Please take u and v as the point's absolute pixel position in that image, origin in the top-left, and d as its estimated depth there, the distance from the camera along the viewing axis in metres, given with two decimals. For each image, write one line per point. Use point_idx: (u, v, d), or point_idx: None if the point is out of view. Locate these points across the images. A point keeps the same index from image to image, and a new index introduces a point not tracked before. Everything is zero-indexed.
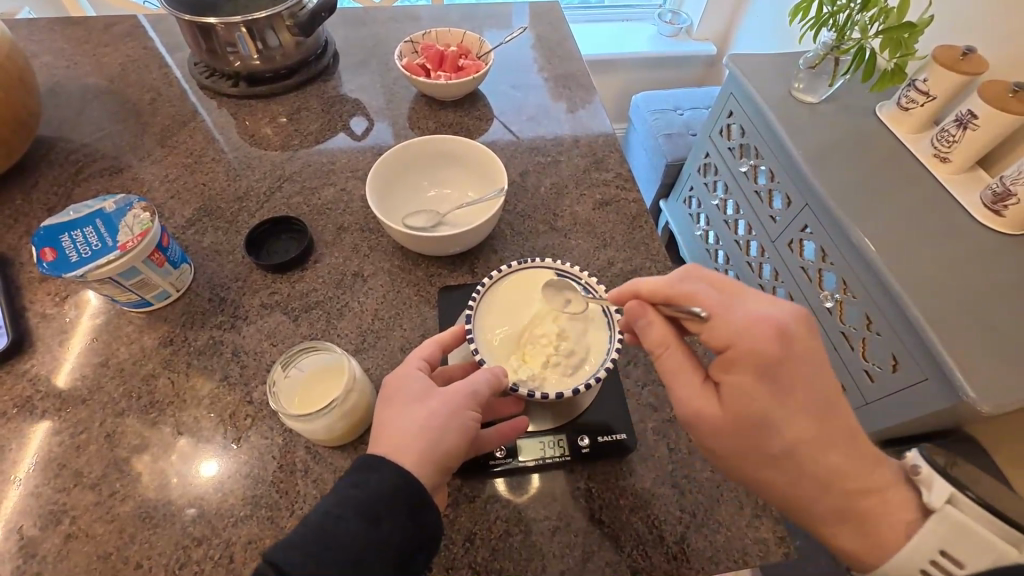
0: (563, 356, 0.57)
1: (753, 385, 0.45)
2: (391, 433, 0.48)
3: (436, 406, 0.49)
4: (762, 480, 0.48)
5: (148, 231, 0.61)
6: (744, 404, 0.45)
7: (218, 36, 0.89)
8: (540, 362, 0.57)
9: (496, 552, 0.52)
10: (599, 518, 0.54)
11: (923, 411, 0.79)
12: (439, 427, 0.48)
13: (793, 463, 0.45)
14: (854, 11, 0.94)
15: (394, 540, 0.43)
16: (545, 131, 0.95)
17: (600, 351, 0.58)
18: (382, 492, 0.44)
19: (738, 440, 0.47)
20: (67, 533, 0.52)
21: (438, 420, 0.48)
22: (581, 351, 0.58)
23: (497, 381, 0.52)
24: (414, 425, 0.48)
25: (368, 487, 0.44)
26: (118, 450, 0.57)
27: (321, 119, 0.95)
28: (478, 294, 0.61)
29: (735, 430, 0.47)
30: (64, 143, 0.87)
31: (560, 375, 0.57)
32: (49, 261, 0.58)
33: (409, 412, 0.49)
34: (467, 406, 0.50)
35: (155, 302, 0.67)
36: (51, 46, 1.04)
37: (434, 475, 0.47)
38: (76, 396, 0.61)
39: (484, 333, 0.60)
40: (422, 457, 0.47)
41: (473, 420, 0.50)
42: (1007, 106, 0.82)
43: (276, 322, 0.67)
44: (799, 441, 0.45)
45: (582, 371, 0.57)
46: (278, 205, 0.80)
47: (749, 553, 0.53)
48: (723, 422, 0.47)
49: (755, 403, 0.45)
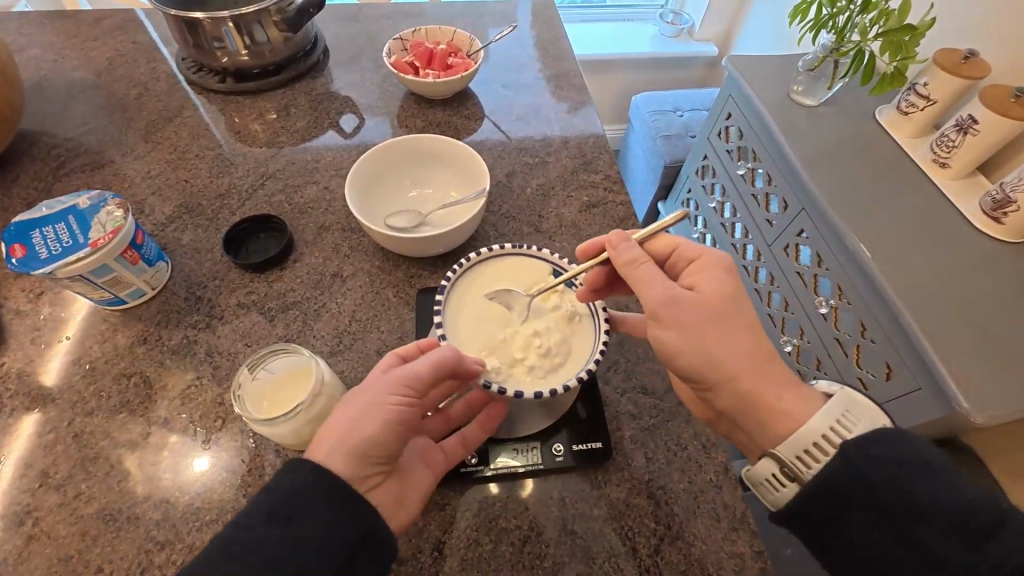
0: (538, 355, 0.55)
1: (722, 279, 0.53)
2: (318, 438, 0.48)
3: (353, 405, 0.49)
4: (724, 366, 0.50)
5: (121, 228, 0.60)
6: (723, 296, 0.51)
7: (203, 31, 0.88)
8: (513, 356, 0.55)
9: (464, 561, 0.51)
10: (572, 528, 0.53)
11: (916, 421, 0.77)
12: (357, 422, 0.47)
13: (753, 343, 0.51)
14: (854, 13, 0.93)
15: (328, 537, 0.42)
16: (535, 132, 0.94)
17: (582, 358, 0.56)
18: (307, 481, 0.44)
19: (716, 316, 0.50)
20: (30, 534, 0.51)
21: (356, 416, 0.48)
22: (562, 356, 0.56)
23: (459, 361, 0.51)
24: (345, 420, 0.48)
25: (300, 478, 0.44)
26: (86, 451, 0.56)
27: (309, 116, 0.94)
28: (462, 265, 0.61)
29: (713, 308, 0.51)
30: (48, 137, 0.87)
31: (530, 377, 0.55)
32: (19, 257, 0.57)
33: (336, 415, 0.49)
34: (385, 397, 0.49)
35: (129, 300, 0.66)
36: (40, 39, 1.04)
37: (355, 465, 0.46)
38: (46, 394, 0.60)
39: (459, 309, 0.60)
40: (352, 450, 0.46)
41: (397, 413, 0.49)
42: (1008, 111, 0.80)
43: (252, 322, 0.66)
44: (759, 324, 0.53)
45: (557, 377, 0.55)
46: (260, 203, 0.79)
47: (724, 567, 0.51)
48: (696, 302, 0.51)
49: (726, 287, 0.52)
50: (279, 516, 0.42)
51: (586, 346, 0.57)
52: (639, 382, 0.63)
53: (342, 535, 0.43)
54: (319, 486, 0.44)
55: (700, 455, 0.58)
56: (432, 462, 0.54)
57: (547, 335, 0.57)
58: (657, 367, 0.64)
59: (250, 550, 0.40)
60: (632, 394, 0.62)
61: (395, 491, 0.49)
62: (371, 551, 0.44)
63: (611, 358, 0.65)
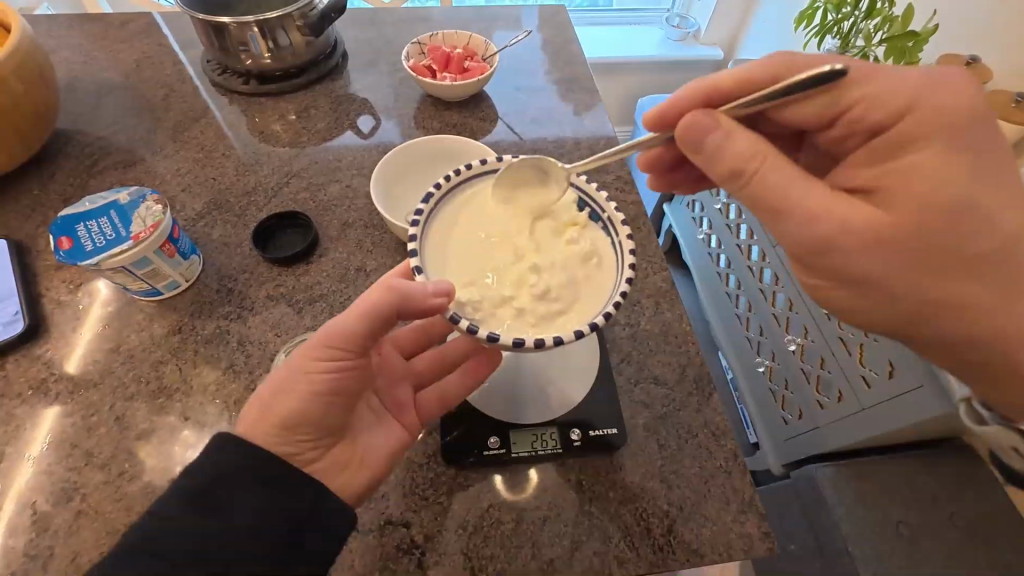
0: (530, 296, 0.51)
1: (907, 197, 0.44)
2: (258, 406, 0.51)
3: (280, 371, 0.52)
4: (918, 305, 0.46)
5: (160, 223, 0.63)
6: (913, 226, 0.44)
7: (230, 35, 0.91)
8: (504, 294, 0.51)
9: (488, 538, 0.54)
10: (589, 508, 0.56)
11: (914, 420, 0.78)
12: (285, 389, 0.51)
13: (973, 275, 0.45)
14: (860, 19, 0.98)
15: (249, 519, 0.45)
16: (547, 133, 0.97)
17: (589, 307, 0.52)
18: (234, 460, 0.47)
19: (917, 251, 0.44)
20: (78, 510, 0.54)
21: (285, 383, 0.51)
22: (563, 302, 0.52)
23: (409, 299, 0.48)
24: (275, 388, 0.51)
25: (228, 460, 0.47)
26: (127, 433, 0.59)
27: (330, 117, 0.97)
28: (461, 171, 0.58)
29: (906, 236, 0.44)
30: (81, 136, 0.90)
31: (521, 320, 0.51)
32: (66, 249, 0.61)
33: (269, 382, 0.52)
34: (306, 367, 0.51)
35: (165, 291, 0.69)
36: (70, 41, 1.07)
37: (284, 436, 0.50)
38: (87, 379, 0.63)
39: (453, 221, 0.58)
40: (275, 429, 0.50)
41: (321, 381, 0.51)
42: (1010, 116, 0.83)
43: (281, 313, 0.69)
44: (1000, 234, 0.44)
45: (551, 324, 0.51)
46: (285, 200, 0.82)
47: (734, 547, 0.54)
48: (877, 231, 0.44)
49: (913, 211, 0.44)
50: (208, 501, 0.45)
51: (592, 296, 0.53)
52: (652, 373, 0.65)
53: (272, 518, 0.47)
54: (247, 467, 0.47)
55: (711, 443, 0.60)
56: (404, 418, 0.59)
57: (545, 273, 0.53)
58: (668, 359, 0.67)
59: (197, 536, 0.44)
60: (645, 384, 0.65)
61: (345, 455, 0.54)
62: (318, 528, 0.48)
63: (624, 350, 0.67)
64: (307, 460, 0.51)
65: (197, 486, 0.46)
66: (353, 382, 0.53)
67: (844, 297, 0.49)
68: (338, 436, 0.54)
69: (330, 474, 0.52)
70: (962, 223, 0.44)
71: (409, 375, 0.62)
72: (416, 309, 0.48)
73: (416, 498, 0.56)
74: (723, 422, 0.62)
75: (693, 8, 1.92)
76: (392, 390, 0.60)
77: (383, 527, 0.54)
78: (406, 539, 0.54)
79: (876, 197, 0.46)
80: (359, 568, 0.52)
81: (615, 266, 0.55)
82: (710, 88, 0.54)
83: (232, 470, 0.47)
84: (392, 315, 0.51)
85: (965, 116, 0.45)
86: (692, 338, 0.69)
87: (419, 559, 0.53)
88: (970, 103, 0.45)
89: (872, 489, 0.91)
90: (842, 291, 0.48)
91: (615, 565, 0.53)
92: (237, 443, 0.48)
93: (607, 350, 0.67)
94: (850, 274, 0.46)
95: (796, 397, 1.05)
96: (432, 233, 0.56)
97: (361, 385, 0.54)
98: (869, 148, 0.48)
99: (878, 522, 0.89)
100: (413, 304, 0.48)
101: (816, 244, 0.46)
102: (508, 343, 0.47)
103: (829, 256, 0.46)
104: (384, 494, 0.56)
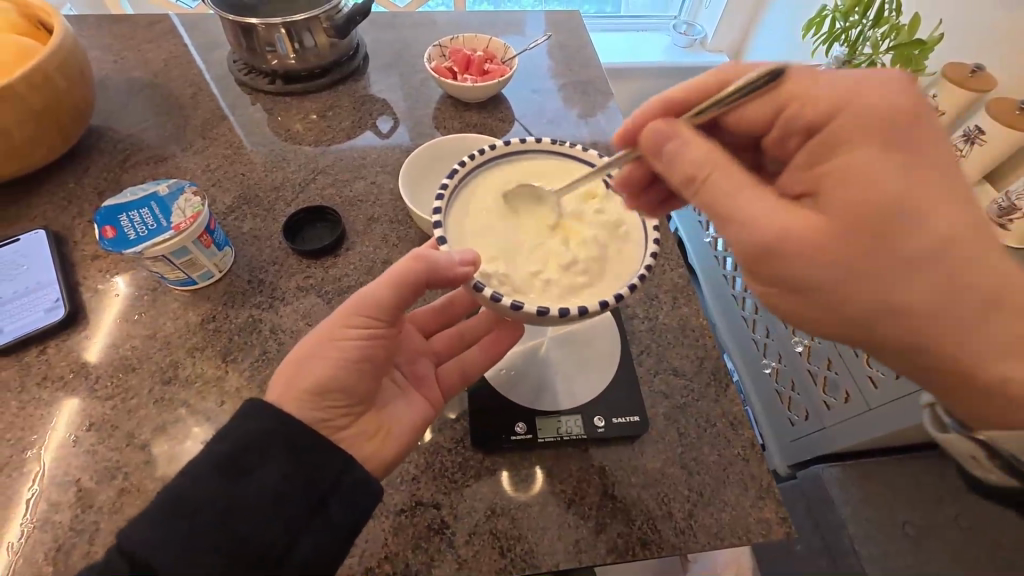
0: (557, 271, 0.54)
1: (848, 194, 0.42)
2: (283, 376, 0.54)
3: (309, 340, 0.55)
4: (867, 311, 0.42)
5: (199, 214, 0.66)
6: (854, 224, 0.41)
7: (258, 36, 0.94)
8: (530, 272, 0.54)
9: (515, 521, 0.56)
10: (612, 493, 0.58)
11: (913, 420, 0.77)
12: (310, 357, 0.54)
13: (922, 271, 0.40)
14: (867, 28, 1.02)
15: (271, 481, 0.47)
16: (565, 135, 1.00)
17: (613, 283, 0.54)
18: (267, 426, 0.49)
19: (856, 256, 0.41)
20: (121, 488, 0.56)
21: (310, 352, 0.54)
22: (590, 276, 0.54)
23: (436, 269, 0.50)
24: (301, 359, 0.54)
25: (259, 424, 0.49)
26: (166, 415, 0.62)
27: (352, 117, 1.00)
28: (483, 153, 0.61)
29: (842, 238, 0.41)
30: (112, 132, 0.93)
31: (548, 292, 0.53)
32: (110, 238, 0.64)
33: (297, 351, 0.55)
34: (333, 337, 0.54)
35: (199, 281, 0.71)
36: (99, 41, 1.10)
37: (307, 404, 0.52)
38: (126, 364, 0.65)
39: (474, 201, 0.60)
40: (306, 395, 0.52)
41: (347, 351, 0.54)
42: (1015, 122, 0.86)
43: (311, 304, 0.72)
44: (942, 233, 0.40)
45: (578, 296, 0.53)
46: (312, 196, 0.85)
47: (752, 531, 0.56)
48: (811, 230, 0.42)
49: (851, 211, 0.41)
50: (231, 469, 0.47)
51: (618, 271, 0.55)
52: (670, 366, 0.67)
53: (296, 481, 0.48)
54: (278, 433, 0.49)
55: (729, 432, 0.63)
56: (425, 391, 0.62)
57: (571, 251, 0.55)
58: (686, 352, 0.69)
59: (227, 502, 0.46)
60: (665, 375, 0.67)
61: (369, 427, 0.56)
62: (339, 497, 0.50)
63: (644, 343, 0.70)
64: (336, 427, 0.54)
65: (226, 452, 0.47)
66: (381, 350, 0.56)
67: (802, 315, 0.46)
68: (365, 406, 0.56)
69: (357, 441, 0.54)
70: (905, 222, 0.40)
71: (430, 351, 0.66)
72: (440, 277, 0.50)
73: (446, 481, 0.58)
74: (742, 412, 0.64)
75: (700, 15, 1.95)
76: (414, 365, 0.64)
77: (415, 508, 0.56)
78: (437, 519, 0.56)
79: (816, 202, 0.44)
80: (393, 546, 0.54)
81: (639, 243, 0.57)
82: (667, 99, 0.56)
83: (256, 436, 0.49)
84: (418, 285, 0.54)
85: (900, 116, 0.43)
86: (709, 332, 0.71)
87: (450, 539, 0.55)
88: (906, 98, 0.43)
89: (879, 486, 0.93)
90: (798, 307, 0.45)
91: (638, 547, 0.55)
92: (269, 408, 0.50)
93: (627, 343, 0.69)
94: (796, 282, 0.44)
95: (803, 399, 1.02)
96: (454, 209, 0.58)
97: (387, 355, 0.57)
98: (806, 151, 0.47)
99: (887, 519, 0.91)
100: (439, 273, 0.50)
101: (753, 250, 0.44)
102: (531, 312, 0.48)
103: (770, 265, 0.44)
104: (415, 476, 0.58)
